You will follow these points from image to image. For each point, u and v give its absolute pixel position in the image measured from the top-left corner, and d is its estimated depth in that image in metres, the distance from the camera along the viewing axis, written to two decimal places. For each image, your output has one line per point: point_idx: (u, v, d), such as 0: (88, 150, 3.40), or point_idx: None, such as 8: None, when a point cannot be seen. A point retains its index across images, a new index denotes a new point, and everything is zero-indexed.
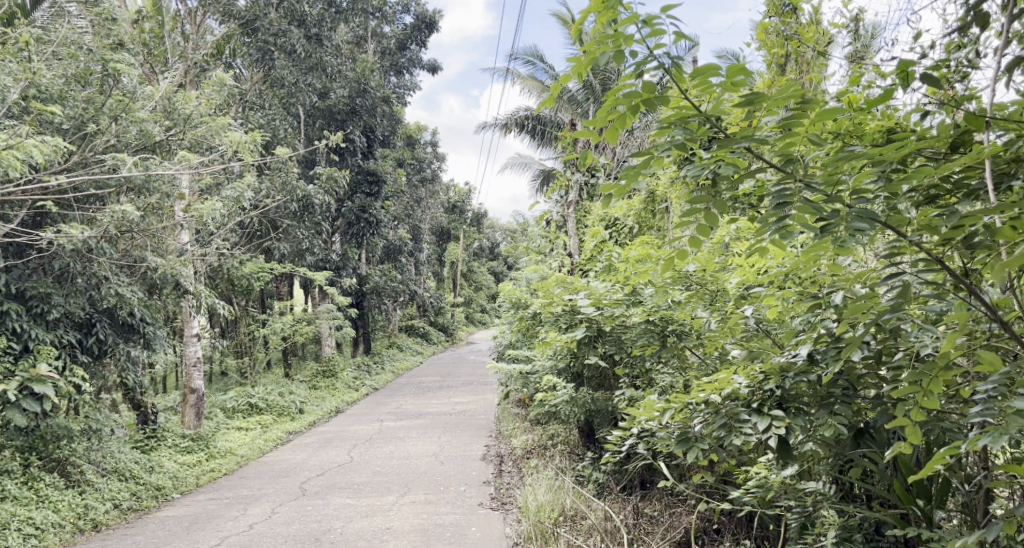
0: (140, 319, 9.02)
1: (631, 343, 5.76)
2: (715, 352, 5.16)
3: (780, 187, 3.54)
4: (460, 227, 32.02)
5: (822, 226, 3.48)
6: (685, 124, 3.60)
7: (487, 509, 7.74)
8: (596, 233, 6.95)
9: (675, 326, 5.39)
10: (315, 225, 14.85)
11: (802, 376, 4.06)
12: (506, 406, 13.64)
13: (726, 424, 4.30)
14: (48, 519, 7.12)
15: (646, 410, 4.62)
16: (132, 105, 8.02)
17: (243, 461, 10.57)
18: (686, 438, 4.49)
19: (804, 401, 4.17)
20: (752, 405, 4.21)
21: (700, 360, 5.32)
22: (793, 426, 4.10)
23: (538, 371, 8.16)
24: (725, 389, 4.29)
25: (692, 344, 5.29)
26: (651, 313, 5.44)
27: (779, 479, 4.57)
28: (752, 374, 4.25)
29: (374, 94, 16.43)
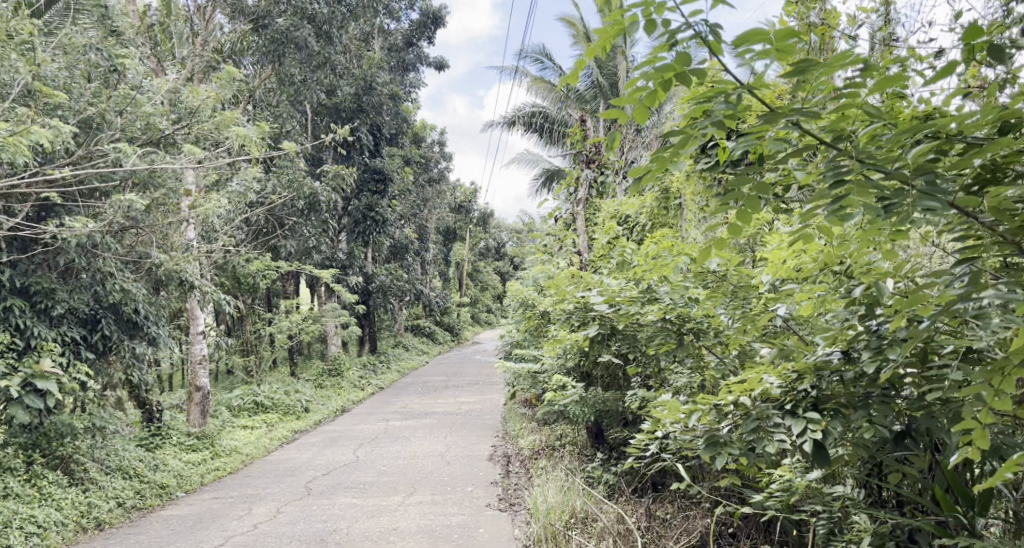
0: (145, 316, 8.94)
1: (645, 343, 5.62)
2: (734, 351, 5.16)
3: (833, 163, 3.45)
4: (467, 227, 31.96)
5: (883, 206, 3.38)
6: (725, 98, 3.49)
7: (495, 510, 7.63)
8: (608, 228, 6.83)
9: (693, 325, 5.30)
10: (322, 223, 14.79)
11: (838, 375, 4.00)
12: (513, 406, 13.57)
13: (757, 427, 4.14)
14: (50, 517, 7.03)
15: (670, 411, 4.47)
16: (138, 100, 7.96)
17: (248, 460, 10.48)
18: (714, 442, 4.29)
19: (841, 402, 4.05)
20: (785, 407, 4.09)
21: (717, 360, 5.30)
22: (830, 429, 4.00)
23: (547, 371, 8.06)
24: (756, 390, 4.15)
25: (709, 343, 5.29)
26: (668, 310, 5.29)
27: (804, 483, 4.54)
28: (783, 375, 4.16)
29: (381, 92, 16.33)
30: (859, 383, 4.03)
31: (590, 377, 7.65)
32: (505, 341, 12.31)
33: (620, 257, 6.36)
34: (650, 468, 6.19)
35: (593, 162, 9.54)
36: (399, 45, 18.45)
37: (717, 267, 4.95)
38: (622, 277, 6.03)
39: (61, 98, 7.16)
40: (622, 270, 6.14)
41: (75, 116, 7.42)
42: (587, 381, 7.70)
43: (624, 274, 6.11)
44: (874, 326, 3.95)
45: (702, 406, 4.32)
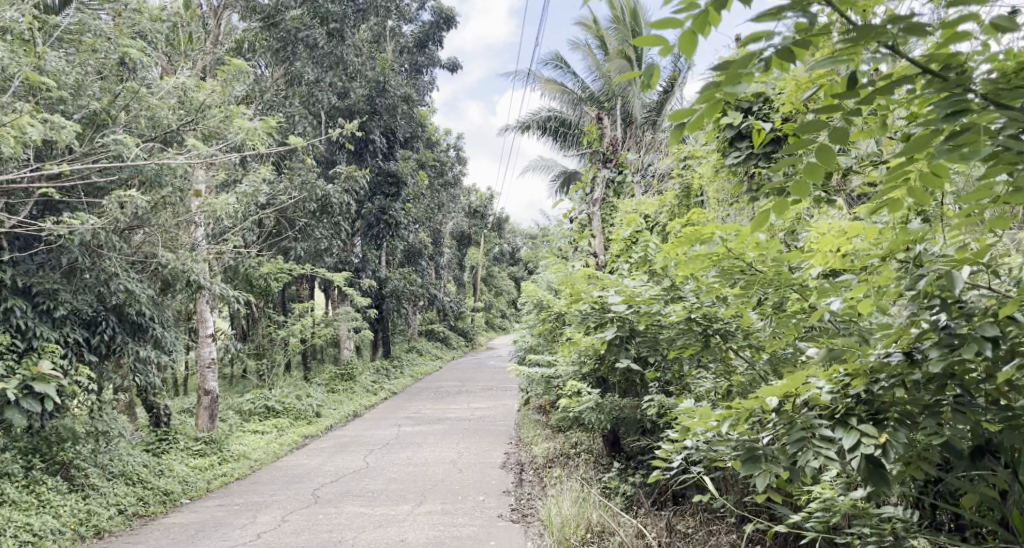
0: (149, 318, 8.69)
1: (667, 344, 5.35)
2: (765, 357, 4.96)
3: (942, 93, 3.32)
4: (481, 233, 31.74)
5: (1013, 142, 3.27)
6: (804, 15, 3.29)
7: (508, 521, 7.36)
8: (630, 220, 6.55)
9: (721, 326, 5.01)
10: (335, 225, 14.52)
11: (897, 378, 3.76)
12: (527, 412, 13.27)
13: (802, 439, 3.91)
14: (47, 525, 6.81)
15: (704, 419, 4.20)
16: (143, 94, 7.53)
17: (257, 465, 10.25)
18: (754, 457, 4.00)
19: (905, 411, 3.75)
20: (836, 418, 3.85)
21: (745, 364, 5.09)
22: (891, 443, 3.70)
23: (562, 376, 7.79)
24: (804, 395, 3.94)
25: (738, 346, 5.01)
26: (692, 310, 5.05)
27: (849, 502, 4.32)
28: (835, 379, 3.93)
29: (394, 94, 16.12)
30: (925, 388, 3.76)
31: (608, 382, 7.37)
32: (519, 345, 12.04)
33: (641, 253, 6.08)
34: (673, 480, 5.93)
35: (610, 161, 9.38)
36: (412, 47, 18.29)
37: (752, 255, 4.53)
38: (644, 278, 5.72)
39: (60, 93, 6.94)
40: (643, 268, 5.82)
41: (78, 111, 7.20)
42: (603, 387, 7.43)
43: (646, 272, 5.80)
44: (945, 323, 3.68)
45: (736, 413, 4.06)
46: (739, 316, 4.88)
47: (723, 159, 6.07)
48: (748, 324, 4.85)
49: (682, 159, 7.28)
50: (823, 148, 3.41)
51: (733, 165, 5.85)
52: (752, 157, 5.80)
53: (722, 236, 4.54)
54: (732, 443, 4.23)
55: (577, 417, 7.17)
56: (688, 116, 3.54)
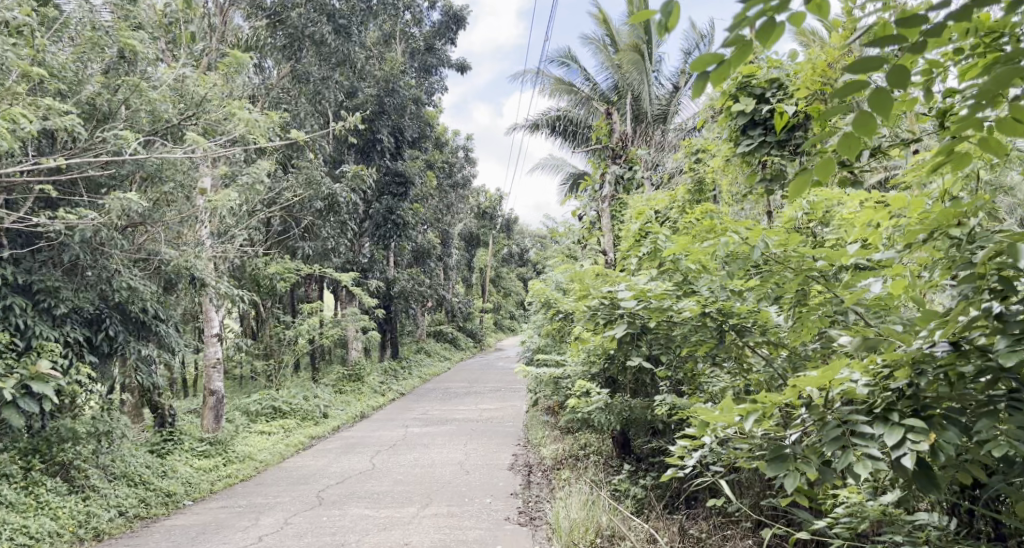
0: (153, 315, 8.54)
1: (681, 342, 5.24)
2: (782, 353, 4.90)
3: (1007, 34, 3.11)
4: (490, 233, 31.58)
5: None
6: None
7: (515, 524, 7.19)
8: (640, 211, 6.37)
9: (738, 321, 4.84)
10: (341, 223, 14.27)
11: (944, 369, 3.57)
12: (536, 414, 13.06)
13: (840, 438, 3.72)
14: (44, 528, 6.67)
15: (725, 414, 3.97)
16: (144, 86, 7.34)
17: (262, 467, 10.10)
18: (780, 455, 3.85)
19: (953, 406, 3.60)
20: (875, 413, 3.67)
21: (762, 361, 5.01)
22: (939, 442, 3.52)
23: (570, 375, 7.63)
24: (838, 388, 3.75)
25: (755, 342, 4.87)
26: (707, 304, 4.89)
27: (877, 508, 4.22)
28: (871, 371, 3.77)
29: (403, 93, 15.97)
30: (971, 383, 3.59)
31: (618, 382, 7.21)
32: (527, 346, 11.87)
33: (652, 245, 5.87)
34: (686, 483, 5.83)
35: (620, 157, 9.17)
36: (421, 46, 18.15)
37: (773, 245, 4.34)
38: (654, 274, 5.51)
39: (59, 86, 6.79)
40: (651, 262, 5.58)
41: (78, 105, 7.06)
42: (614, 387, 7.27)
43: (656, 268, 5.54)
44: (999, 310, 3.51)
45: (763, 406, 3.83)
46: (758, 311, 4.74)
47: (734, 148, 6.01)
48: (765, 319, 4.71)
49: (693, 153, 7.12)
50: (877, 93, 3.13)
51: (744, 153, 5.79)
52: (764, 144, 5.73)
53: (735, 230, 4.49)
54: (758, 441, 4.08)
55: (585, 418, 7.02)
56: (716, 59, 3.23)
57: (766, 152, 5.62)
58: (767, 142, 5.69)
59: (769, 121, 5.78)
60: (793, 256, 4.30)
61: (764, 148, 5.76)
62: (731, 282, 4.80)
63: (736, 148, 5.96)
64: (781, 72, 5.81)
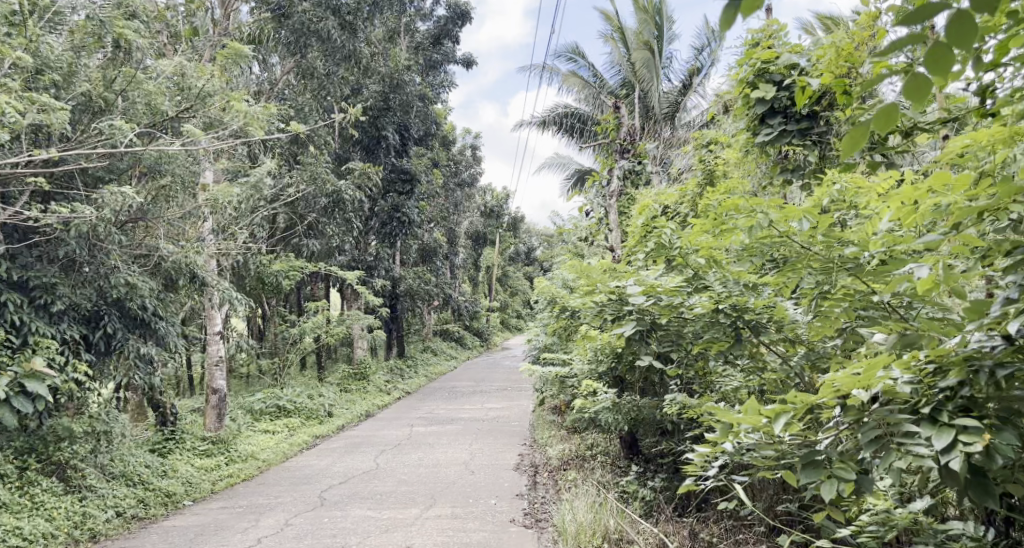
0: (152, 313, 8.35)
1: (692, 338, 5.09)
2: (800, 350, 4.85)
3: None
4: (496, 232, 31.35)
5: None
6: None
7: (520, 526, 7.03)
8: (645, 205, 6.16)
9: (752, 318, 4.71)
10: (346, 220, 14.06)
11: (994, 368, 3.42)
12: (542, 413, 12.88)
13: (881, 440, 3.61)
14: (38, 529, 6.53)
15: (748, 416, 3.80)
16: (141, 77, 7.18)
17: (265, 466, 9.96)
18: (813, 458, 3.74)
19: (1003, 408, 3.46)
20: (922, 412, 3.53)
21: (778, 358, 4.92)
22: (991, 445, 3.38)
23: (577, 374, 7.46)
24: (876, 386, 3.56)
25: (772, 340, 4.74)
26: (721, 300, 4.72)
27: (909, 514, 4.13)
28: (913, 368, 3.59)
29: (409, 89, 15.80)
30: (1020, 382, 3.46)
31: (626, 381, 7.05)
32: (533, 344, 11.68)
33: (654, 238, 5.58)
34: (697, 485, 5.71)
35: (627, 152, 8.93)
36: (425, 42, 17.87)
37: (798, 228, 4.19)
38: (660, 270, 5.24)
39: (53, 79, 6.65)
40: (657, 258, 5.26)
41: (74, 97, 6.92)
42: (622, 386, 7.11)
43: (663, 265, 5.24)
44: None
45: (793, 407, 3.67)
46: (776, 306, 4.59)
47: (754, 138, 5.78)
48: (783, 314, 4.58)
49: (703, 145, 6.97)
50: (957, 16, 2.94)
51: (762, 143, 5.64)
52: (784, 131, 5.56)
53: (760, 211, 4.26)
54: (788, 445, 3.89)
55: (592, 417, 6.85)
56: None
57: (786, 139, 5.48)
58: (788, 129, 5.53)
59: (789, 108, 5.60)
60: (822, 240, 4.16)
61: (784, 136, 5.59)
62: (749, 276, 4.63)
63: (754, 137, 5.77)
64: (801, 58, 5.64)
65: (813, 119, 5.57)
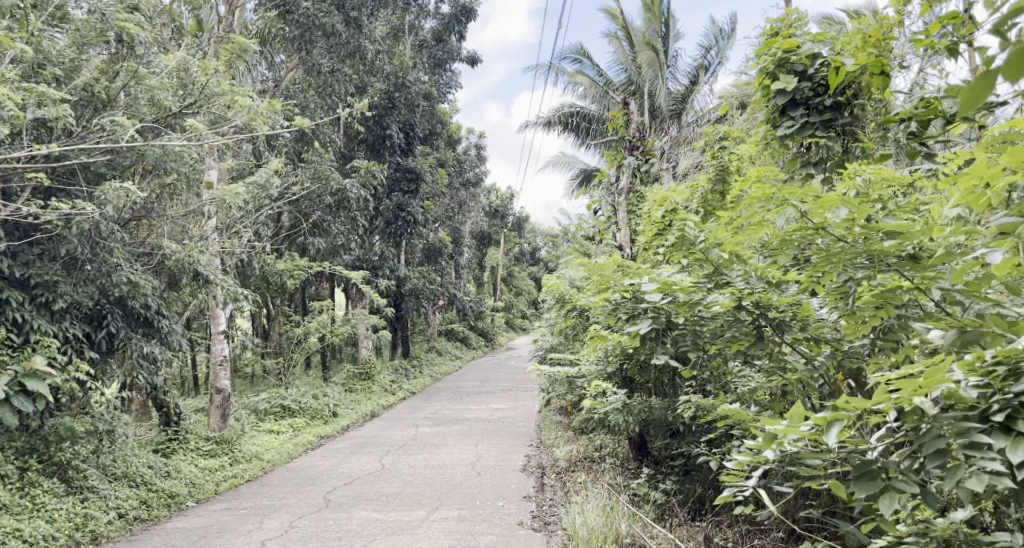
0: (156, 312, 8.18)
1: (710, 339, 5.03)
2: (824, 350, 4.81)
3: None
4: (501, 232, 31.21)
5: None
6: None
7: (528, 529, 6.91)
8: (664, 198, 6.00)
9: (776, 316, 4.68)
10: (351, 218, 13.91)
11: None
12: (549, 414, 12.77)
13: (947, 451, 3.53)
14: (38, 531, 6.43)
15: (793, 423, 3.71)
16: (143, 72, 7.08)
17: (269, 467, 9.84)
18: (867, 469, 3.65)
19: None
20: (994, 422, 3.47)
21: (801, 358, 4.88)
22: None
23: (585, 375, 7.33)
24: (936, 389, 3.51)
25: (794, 338, 4.74)
26: (743, 297, 4.69)
27: (948, 526, 4.04)
28: (981, 370, 3.58)
29: (414, 88, 15.70)
30: None
31: (636, 382, 6.93)
32: (540, 344, 11.55)
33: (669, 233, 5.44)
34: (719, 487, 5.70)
35: (636, 148, 8.79)
36: (430, 40, 17.69)
37: (832, 221, 4.26)
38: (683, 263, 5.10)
39: (54, 74, 6.56)
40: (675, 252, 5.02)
41: (75, 93, 6.83)
42: (631, 387, 6.99)
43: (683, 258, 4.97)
44: None
45: (846, 415, 3.57)
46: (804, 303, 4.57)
47: (773, 131, 5.76)
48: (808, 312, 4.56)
49: (716, 142, 6.84)
50: None
51: (784, 135, 5.56)
52: (806, 123, 5.51)
53: (794, 201, 4.31)
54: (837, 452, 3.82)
55: (602, 419, 6.73)
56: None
57: (811, 130, 5.43)
58: (811, 121, 5.48)
59: (811, 100, 5.54)
60: (859, 233, 4.23)
61: (807, 127, 5.54)
62: (775, 272, 4.58)
63: (775, 129, 5.71)
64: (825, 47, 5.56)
65: (836, 110, 5.50)
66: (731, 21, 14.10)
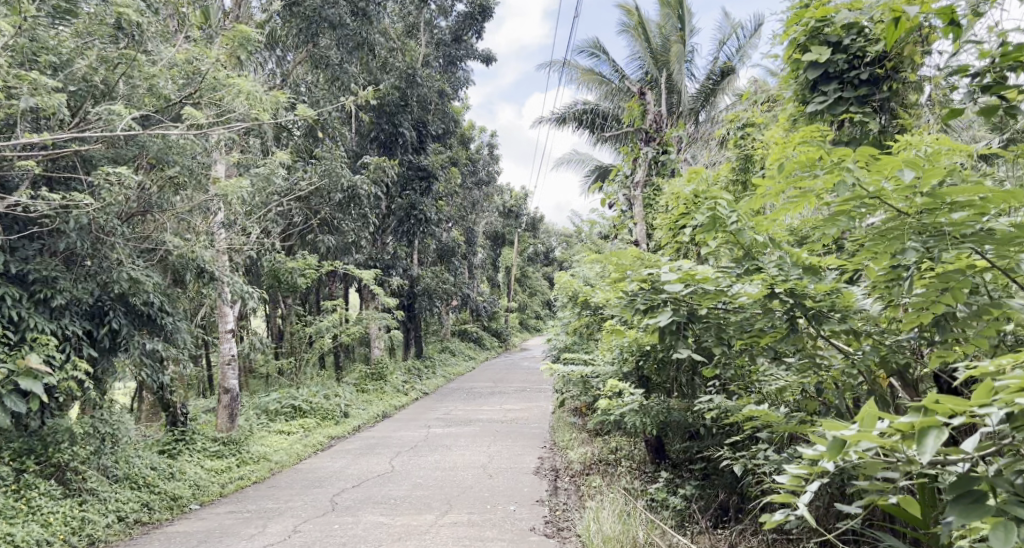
0: (159, 309, 7.93)
1: (737, 334, 4.73)
2: (864, 344, 4.57)
3: None
4: (515, 232, 30.91)
5: None
6: None
7: (541, 535, 6.63)
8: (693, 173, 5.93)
9: (814, 306, 4.45)
10: (362, 216, 13.65)
11: None
12: (562, 415, 12.48)
13: None
14: (31, 535, 6.21)
15: (866, 429, 3.37)
16: (142, 60, 6.83)
17: (277, 468, 9.61)
18: (959, 483, 3.33)
19: None
20: None
21: (840, 351, 4.65)
22: None
23: (600, 375, 7.04)
24: None
25: (833, 331, 4.48)
26: (777, 282, 4.47)
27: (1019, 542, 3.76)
28: None
29: (425, 84, 15.43)
30: None
31: (653, 381, 6.60)
32: (554, 343, 11.25)
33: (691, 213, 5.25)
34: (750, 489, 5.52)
35: (653, 139, 8.62)
36: (444, 37, 17.32)
37: (890, 190, 3.98)
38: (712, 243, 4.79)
39: (48, 63, 6.33)
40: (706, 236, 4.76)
41: (74, 82, 6.60)
42: (647, 387, 6.68)
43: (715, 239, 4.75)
44: None
45: (939, 422, 3.25)
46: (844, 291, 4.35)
47: (803, 107, 5.78)
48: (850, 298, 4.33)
49: (739, 128, 6.69)
50: None
51: (815, 111, 5.58)
52: (840, 98, 5.52)
53: (848, 166, 4.04)
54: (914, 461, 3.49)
55: (618, 420, 6.46)
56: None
57: (845, 105, 5.43)
58: (845, 96, 5.49)
59: (845, 74, 5.54)
60: (922, 206, 3.94)
61: (840, 102, 5.55)
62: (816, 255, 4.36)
63: (805, 106, 5.73)
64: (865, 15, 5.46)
65: (873, 84, 5.50)
66: (757, 22, 13.87)
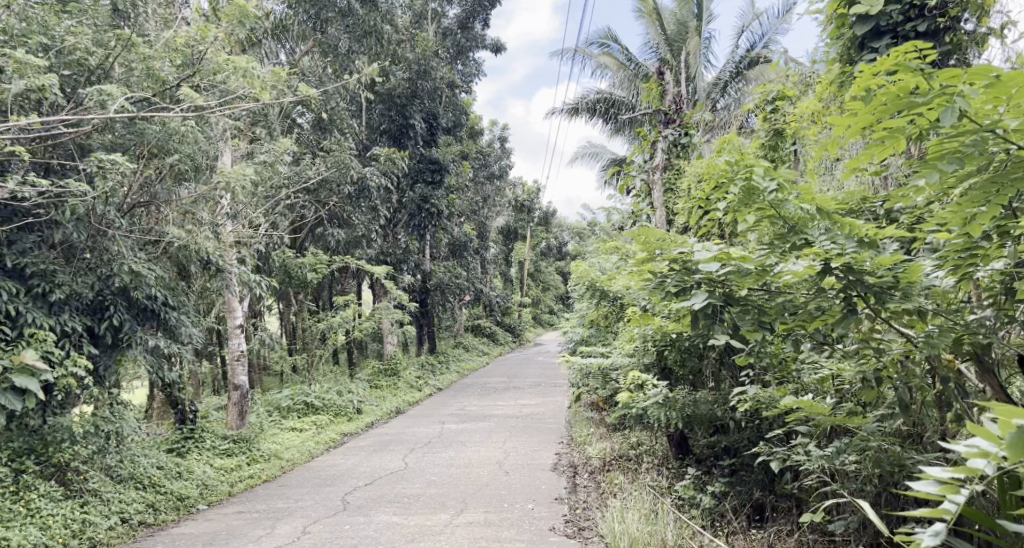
0: (162, 303, 7.64)
1: (789, 312, 4.43)
2: (926, 329, 4.27)
3: None
4: (528, 227, 30.55)
5: None
6: None
7: (561, 536, 6.32)
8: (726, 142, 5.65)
9: (874, 283, 4.14)
10: (372, 208, 13.35)
11: None
12: (579, 409, 12.18)
13: None
14: (28, 538, 5.98)
15: None
16: (136, 41, 6.56)
17: (288, 466, 9.35)
18: None
19: None
20: None
21: (901, 332, 4.33)
22: None
23: (620, 369, 6.72)
24: None
25: (896, 311, 4.16)
26: (830, 257, 4.15)
27: None
28: None
29: (436, 75, 15.09)
30: None
31: (677, 372, 6.26)
32: (570, 336, 10.92)
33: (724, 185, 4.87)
34: (799, 486, 5.29)
35: (672, 122, 8.25)
36: (453, 27, 17.01)
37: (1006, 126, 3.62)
38: (750, 219, 4.47)
39: (39, 45, 6.08)
40: (743, 209, 4.51)
41: (66, 66, 6.35)
42: (672, 380, 6.38)
43: (751, 214, 4.46)
44: None
45: None
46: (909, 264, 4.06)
47: (849, 66, 5.53)
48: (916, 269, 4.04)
49: (768, 102, 6.49)
50: None
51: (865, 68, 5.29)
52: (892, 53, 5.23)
53: (958, 96, 3.67)
54: None
55: (641, 414, 6.15)
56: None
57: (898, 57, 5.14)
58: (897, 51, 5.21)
59: (898, 28, 5.31)
60: None
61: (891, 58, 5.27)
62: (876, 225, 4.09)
63: (850, 65, 5.45)
64: None
65: (930, 39, 5.28)
66: (785, 8, 13.49)
